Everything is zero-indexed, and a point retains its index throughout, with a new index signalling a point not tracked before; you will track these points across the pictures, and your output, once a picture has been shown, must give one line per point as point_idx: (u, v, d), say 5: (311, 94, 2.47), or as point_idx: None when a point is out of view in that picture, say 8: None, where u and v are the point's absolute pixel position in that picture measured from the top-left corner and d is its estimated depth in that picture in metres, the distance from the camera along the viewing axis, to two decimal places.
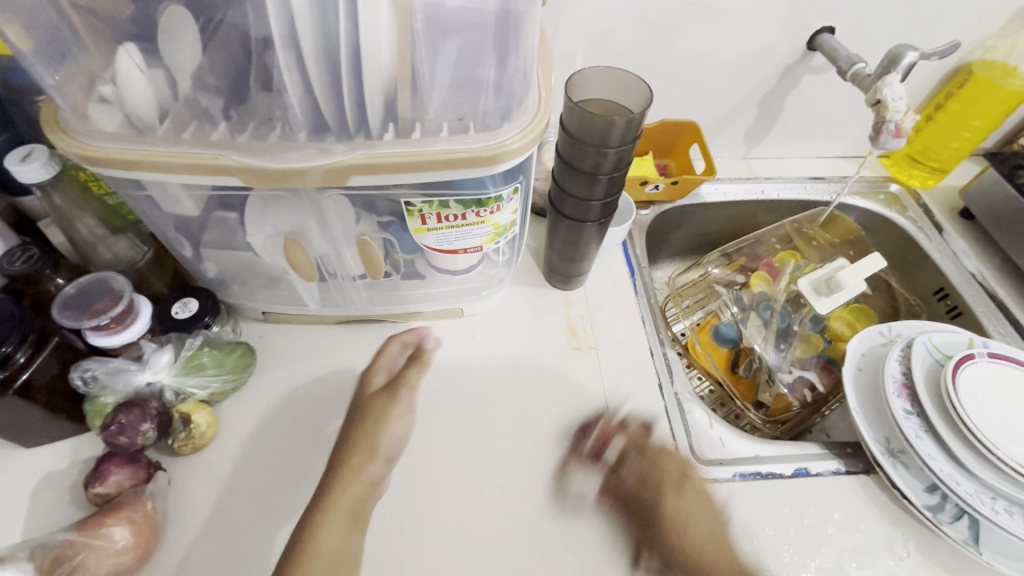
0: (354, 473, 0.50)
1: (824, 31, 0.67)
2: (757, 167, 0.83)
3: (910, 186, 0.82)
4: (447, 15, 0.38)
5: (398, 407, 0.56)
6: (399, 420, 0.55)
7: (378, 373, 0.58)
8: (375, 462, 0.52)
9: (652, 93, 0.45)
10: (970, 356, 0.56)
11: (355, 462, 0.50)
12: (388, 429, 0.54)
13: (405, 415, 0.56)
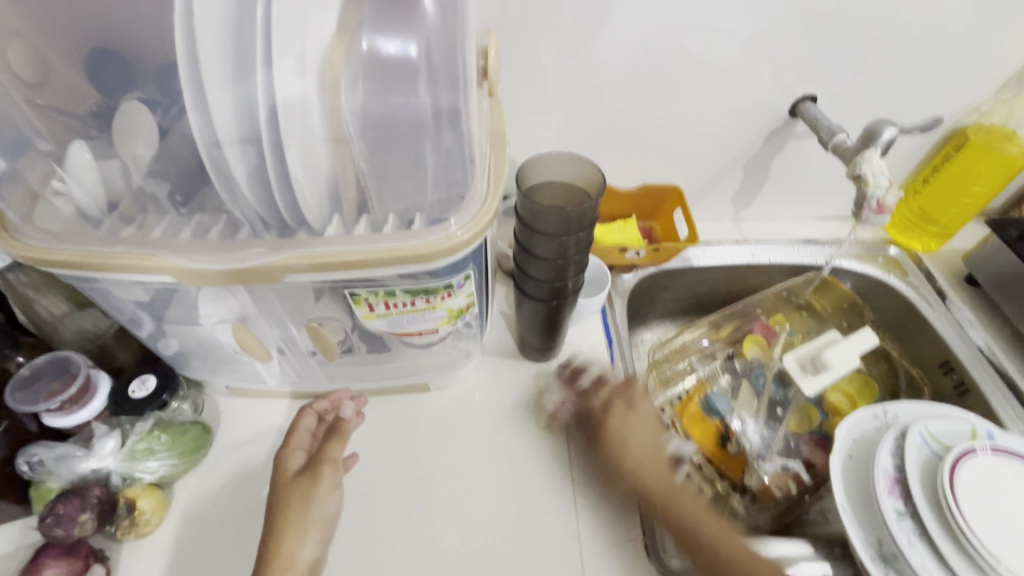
0: (287, 560, 0.45)
1: (806, 100, 0.66)
2: (747, 229, 0.81)
3: (911, 250, 0.78)
4: (385, 112, 0.38)
5: (324, 484, 0.50)
6: (325, 500, 0.50)
7: (295, 449, 0.52)
8: (309, 542, 0.48)
9: (606, 182, 0.44)
10: (970, 450, 0.51)
11: (284, 548, 0.46)
12: (316, 509, 0.49)
13: (332, 492, 0.50)
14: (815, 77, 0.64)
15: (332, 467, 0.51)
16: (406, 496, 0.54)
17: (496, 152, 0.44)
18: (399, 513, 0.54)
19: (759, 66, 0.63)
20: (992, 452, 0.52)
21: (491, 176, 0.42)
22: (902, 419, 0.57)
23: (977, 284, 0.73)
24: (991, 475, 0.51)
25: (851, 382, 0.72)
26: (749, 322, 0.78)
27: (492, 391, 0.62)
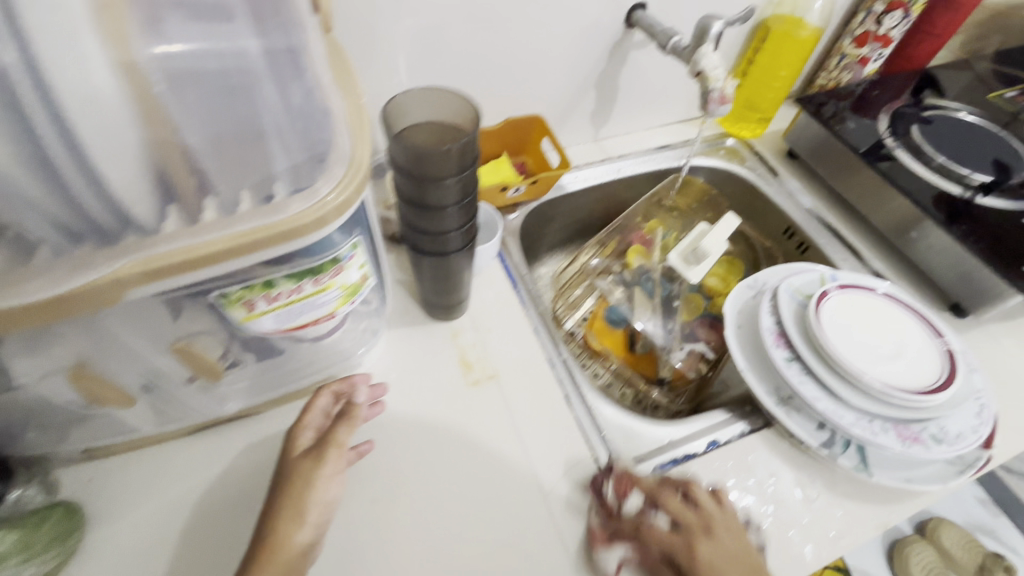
0: (280, 544, 0.41)
1: (638, 8, 0.67)
2: (609, 147, 0.84)
3: (743, 138, 0.88)
4: (197, 64, 0.31)
5: (327, 469, 0.45)
6: (330, 483, 0.46)
7: (306, 430, 0.48)
8: (304, 529, 0.43)
9: (478, 112, 0.41)
10: (824, 293, 0.61)
11: (278, 531, 0.42)
12: (316, 493, 0.45)
13: (334, 478, 0.46)
14: None
15: (339, 451, 0.46)
16: (350, 498, 0.50)
17: (349, 98, 0.38)
18: (346, 516, 0.49)
19: None
20: (839, 290, 0.62)
21: (353, 127, 0.37)
22: (770, 284, 0.65)
23: (797, 157, 0.84)
24: (842, 309, 0.60)
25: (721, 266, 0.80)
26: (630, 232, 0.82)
27: (408, 362, 0.58)
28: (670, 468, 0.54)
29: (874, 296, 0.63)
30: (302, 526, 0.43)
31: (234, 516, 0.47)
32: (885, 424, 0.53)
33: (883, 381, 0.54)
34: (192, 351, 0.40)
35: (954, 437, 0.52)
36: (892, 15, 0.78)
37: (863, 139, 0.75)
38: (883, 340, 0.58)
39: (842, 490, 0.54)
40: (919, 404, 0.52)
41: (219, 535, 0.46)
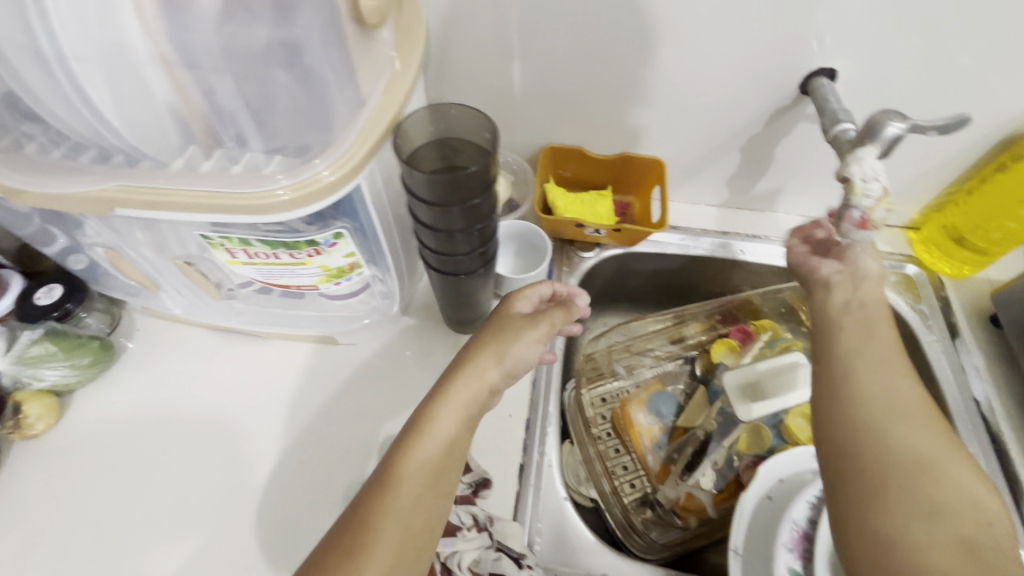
0: (477, 373, 0.44)
1: (823, 74, 0.54)
2: (740, 219, 0.71)
3: (934, 271, 0.66)
4: (197, 47, 0.33)
5: (535, 332, 0.48)
6: (528, 346, 0.47)
7: (523, 300, 0.50)
8: (499, 370, 0.45)
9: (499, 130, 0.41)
10: None
11: (478, 364, 0.45)
12: (518, 345, 0.47)
13: (535, 344, 0.48)
14: (838, 50, 0.52)
15: (548, 327, 0.48)
16: (288, 449, 0.54)
17: (390, 93, 0.40)
18: (275, 464, 0.53)
19: (770, 28, 0.51)
20: None
21: (374, 120, 0.39)
22: None
23: (998, 327, 0.61)
24: None
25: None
26: (729, 323, 0.71)
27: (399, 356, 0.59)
28: None
29: None
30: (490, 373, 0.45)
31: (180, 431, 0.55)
32: None
33: None
34: (188, 267, 0.49)
35: None
36: None
37: None
38: None
39: None
40: None
41: (157, 444, 0.54)
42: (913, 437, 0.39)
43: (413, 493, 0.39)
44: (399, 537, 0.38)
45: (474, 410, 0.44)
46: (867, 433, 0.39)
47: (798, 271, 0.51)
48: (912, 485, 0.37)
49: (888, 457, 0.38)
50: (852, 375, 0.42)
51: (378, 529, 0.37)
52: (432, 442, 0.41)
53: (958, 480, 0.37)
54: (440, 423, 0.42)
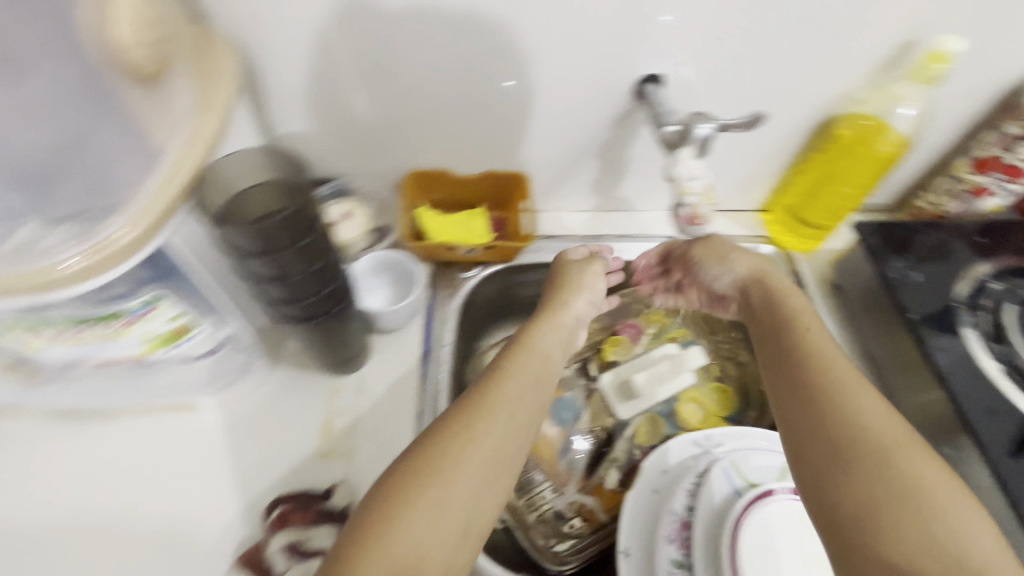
0: (541, 329, 0.52)
1: (650, 80, 0.57)
2: (612, 221, 0.74)
3: (786, 248, 0.71)
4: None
5: (587, 280, 0.58)
6: (580, 299, 0.57)
7: (575, 251, 0.63)
8: (559, 329, 0.54)
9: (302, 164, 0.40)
10: (768, 493, 0.47)
11: (542, 324, 0.53)
12: (574, 303, 0.56)
13: (592, 288, 0.58)
14: (659, 56, 0.55)
15: (599, 270, 0.60)
16: (153, 532, 0.50)
17: (193, 137, 0.38)
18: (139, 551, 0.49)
19: (594, 38, 0.54)
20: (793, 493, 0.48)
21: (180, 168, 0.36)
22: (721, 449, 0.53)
23: (841, 293, 0.67)
24: (782, 522, 0.47)
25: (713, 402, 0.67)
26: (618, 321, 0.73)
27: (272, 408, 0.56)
28: None
29: None
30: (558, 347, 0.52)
31: (30, 531, 0.50)
32: None
33: None
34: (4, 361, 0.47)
35: None
36: None
37: (926, 302, 0.57)
38: None
39: None
40: None
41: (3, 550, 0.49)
42: (885, 419, 0.39)
43: (496, 430, 0.42)
44: (480, 465, 0.39)
45: (543, 371, 0.48)
46: (880, 451, 0.37)
47: (697, 277, 0.58)
48: (886, 463, 0.36)
49: (852, 435, 0.38)
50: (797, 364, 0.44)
51: (468, 448, 0.40)
52: (519, 387, 0.45)
53: (925, 471, 0.36)
54: (521, 377, 0.46)
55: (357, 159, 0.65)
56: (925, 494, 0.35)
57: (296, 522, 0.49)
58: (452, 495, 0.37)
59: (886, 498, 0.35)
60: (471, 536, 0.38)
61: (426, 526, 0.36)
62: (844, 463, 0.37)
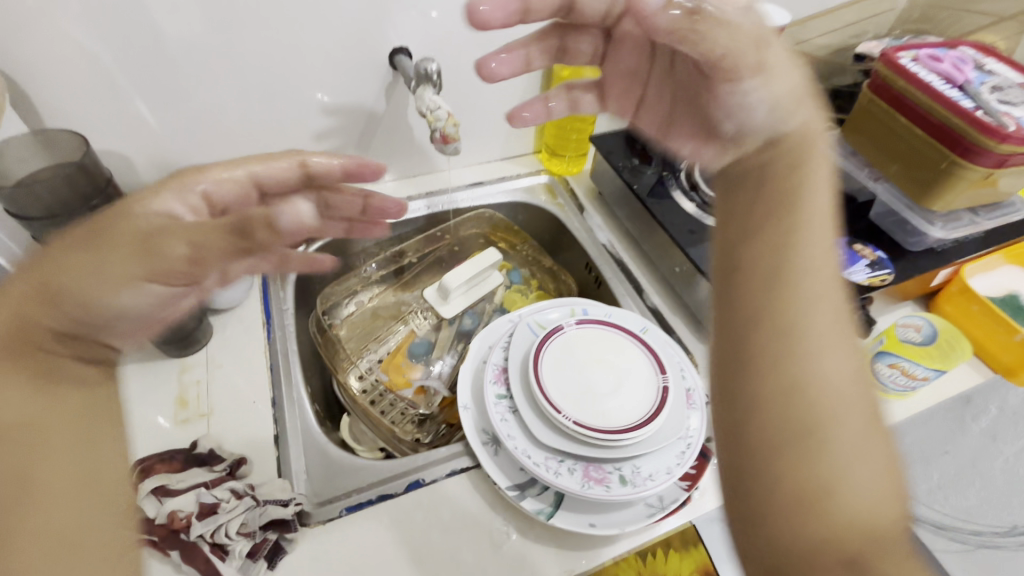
0: (77, 243, 0.34)
1: (400, 52, 0.71)
2: (418, 184, 0.88)
3: (558, 176, 0.92)
4: None
5: (92, 266, 0.33)
6: (101, 276, 0.34)
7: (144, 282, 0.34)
8: (83, 283, 0.33)
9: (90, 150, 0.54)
10: (558, 328, 0.62)
11: (34, 284, 0.33)
12: (100, 292, 0.34)
13: (90, 271, 0.34)
14: (398, 32, 0.71)
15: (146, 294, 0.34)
16: None
17: None
18: None
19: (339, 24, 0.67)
20: (578, 325, 0.63)
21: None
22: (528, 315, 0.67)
23: (603, 197, 0.87)
24: (573, 343, 0.61)
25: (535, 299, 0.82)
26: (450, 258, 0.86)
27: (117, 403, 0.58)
28: (356, 510, 0.52)
29: (617, 330, 0.63)
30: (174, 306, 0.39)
31: None
32: (574, 464, 0.52)
33: (578, 419, 0.53)
34: None
35: (643, 476, 0.52)
36: None
37: (641, 181, 0.77)
38: (604, 376, 0.58)
39: (536, 534, 0.51)
40: (610, 443, 0.52)
41: None
42: (839, 363, 0.30)
43: (56, 465, 0.31)
44: (87, 478, 0.32)
45: (22, 355, 0.32)
46: (819, 440, 0.28)
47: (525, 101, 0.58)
48: (828, 425, 0.28)
49: (805, 402, 0.29)
50: (756, 311, 0.31)
51: (38, 473, 0.30)
52: (0, 353, 0.31)
53: (854, 463, 0.28)
54: (114, 312, 0.34)
55: (159, 168, 0.71)
56: (830, 503, 0.27)
57: (162, 471, 0.51)
58: (50, 465, 0.31)
59: (803, 484, 0.27)
60: (109, 495, 0.32)
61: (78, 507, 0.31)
62: (786, 396, 0.29)
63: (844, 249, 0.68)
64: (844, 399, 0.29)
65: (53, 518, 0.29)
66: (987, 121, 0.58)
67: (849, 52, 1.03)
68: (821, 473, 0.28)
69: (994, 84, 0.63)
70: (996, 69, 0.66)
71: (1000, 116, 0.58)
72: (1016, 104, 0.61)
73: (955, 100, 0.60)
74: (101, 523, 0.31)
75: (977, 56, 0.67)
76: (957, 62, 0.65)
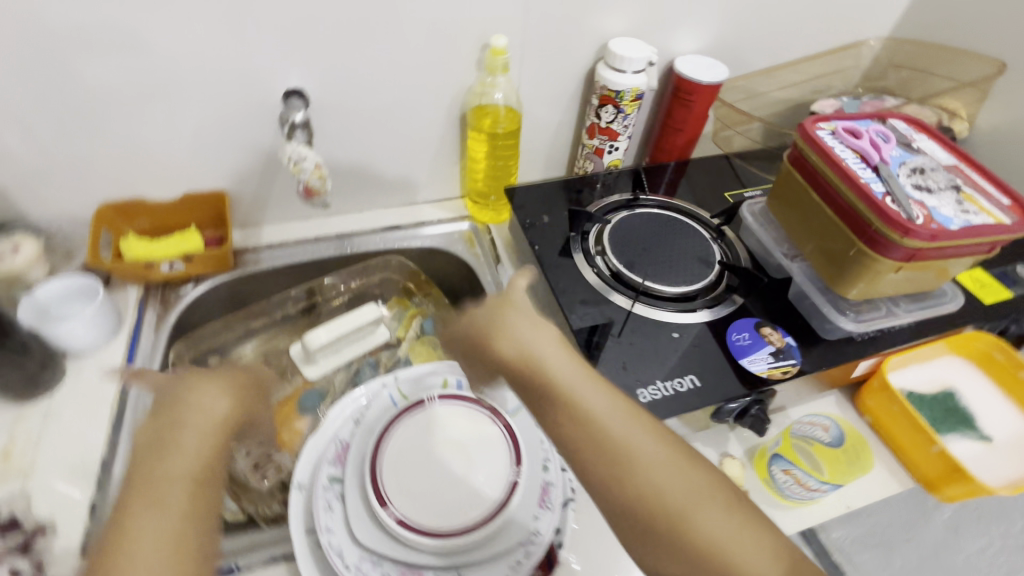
0: (201, 402, 0.53)
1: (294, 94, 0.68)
2: (331, 225, 0.84)
3: (482, 223, 0.87)
4: None
5: (192, 413, 0.51)
6: (182, 441, 0.49)
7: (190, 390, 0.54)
8: (188, 425, 0.50)
9: None
10: (419, 402, 0.56)
11: (137, 485, 0.45)
12: (183, 434, 0.49)
13: (179, 443, 0.49)
14: (293, 73, 0.68)
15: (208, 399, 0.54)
16: None
17: None
18: None
19: (227, 64, 0.65)
20: (444, 399, 0.57)
21: None
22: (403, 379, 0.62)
23: (522, 249, 0.82)
24: (433, 422, 0.55)
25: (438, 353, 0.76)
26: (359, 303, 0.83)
27: None
28: None
29: (487, 407, 0.57)
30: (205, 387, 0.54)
31: None
32: (389, 567, 0.48)
33: (404, 516, 0.49)
34: None
35: None
36: (606, 110, 0.78)
37: (545, 240, 0.72)
38: (455, 463, 0.53)
39: None
40: (430, 550, 0.48)
41: None
42: (659, 459, 0.43)
43: (202, 437, 0.50)
44: (181, 478, 0.46)
45: (196, 485, 0.47)
46: (676, 529, 0.41)
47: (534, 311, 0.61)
48: (671, 499, 0.42)
49: (651, 503, 0.42)
50: (629, 515, 0.42)
51: (184, 435, 0.49)
52: (179, 478, 0.46)
53: (704, 514, 0.41)
54: (188, 406, 0.52)
55: (40, 201, 0.69)
56: (705, 554, 0.40)
57: None
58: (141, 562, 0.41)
59: (696, 557, 0.40)
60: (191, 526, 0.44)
61: (161, 544, 0.42)
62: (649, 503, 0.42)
63: (749, 331, 0.62)
64: (677, 491, 0.42)
65: (162, 537, 0.42)
66: (891, 211, 0.52)
67: (806, 109, 0.97)
68: (705, 546, 0.41)
69: (915, 166, 0.57)
70: (925, 148, 0.60)
71: (908, 206, 0.53)
72: (933, 191, 0.55)
73: (864, 182, 0.55)
74: (196, 539, 0.44)
75: (907, 132, 0.62)
76: (879, 138, 0.60)
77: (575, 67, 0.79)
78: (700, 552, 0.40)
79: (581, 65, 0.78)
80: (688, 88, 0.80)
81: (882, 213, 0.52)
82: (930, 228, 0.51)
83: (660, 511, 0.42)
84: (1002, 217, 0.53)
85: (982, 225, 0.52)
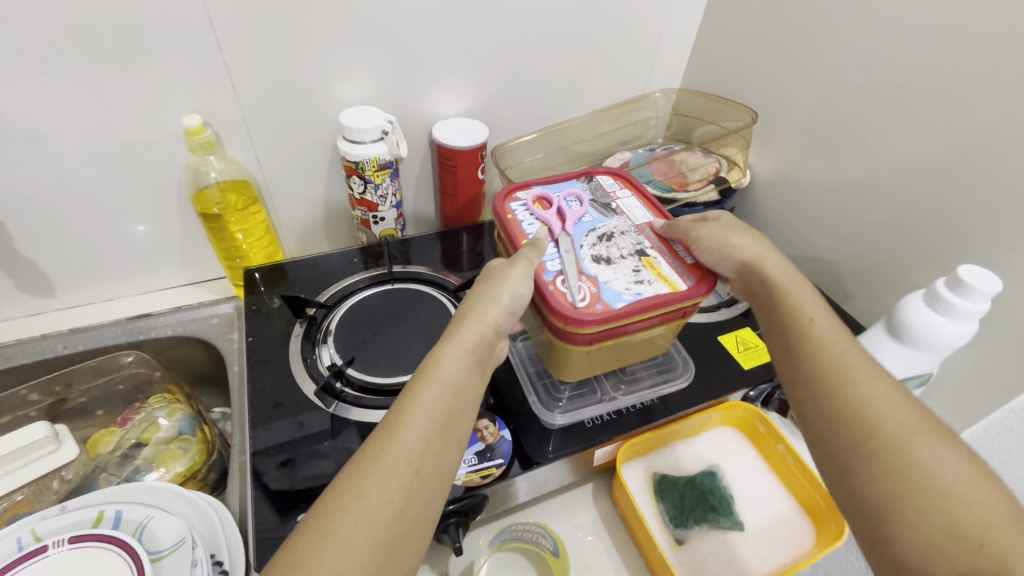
0: (426, 380, 0.41)
1: None
2: (69, 317, 0.77)
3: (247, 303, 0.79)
4: None
5: (419, 396, 0.40)
6: (370, 466, 0.36)
7: (469, 326, 0.44)
8: (426, 395, 0.40)
9: None
10: (39, 548, 0.49)
11: (331, 508, 0.35)
12: (419, 412, 0.39)
13: (409, 433, 0.38)
14: None
15: (454, 354, 0.43)
16: None
17: None
18: None
19: None
20: (76, 541, 0.49)
21: None
22: (68, 513, 0.53)
23: None
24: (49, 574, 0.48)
25: (187, 459, 0.67)
26: (104, 401, 0.73)
27: None
28: None
29: (121, 547, 0.49)
30: (474, 334, 0.44)
31: None
32: None
33: None
34: None
35: None
36: (353, 180, 0.73)
37: (262, 332, 0.66)
38: None
39: None
40: None
41: None
42: (889, 397, 0.41)
43: (457, 363, 0.42)
44: (362, 510, 0.35)
45: (416, 487, 0.37)
46: (877, 463, 0.38)
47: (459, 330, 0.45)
48: (902, 453, 0.38)
49: (877, 423, 0.40)
50: (855, 445, 0.40)
51: (403, 395, 0.40)
52: (389, 483, 0.36)
53: (925, 447, 0.38)
54: (422, 380, 0.41)
55: None
56: (910, 494, 0.37)
57: None
58: None
59: (895, 496, 0.37)
60: (428, 479, 0.38)
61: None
62: (876, 476, 0.38)
63: None
64: (894, 412, 0.40)
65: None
66: (555, 296, 0.46)
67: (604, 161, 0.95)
68: (929, 468, 0.37)
69: (603, 231, 0.53)
70: (624, 207, 0.57)
71: (574, 283, 0.48)
72: (614, 259, 0.51)
73: (539, 261, 0.49)
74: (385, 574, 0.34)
75: (611, 189, 0.59)
76: (572, 203, 0.56)
77: (318, 137, 0.74)
78: (907, 517, 0.36)
79: (322, 136, 0.74)
80: (446, 152, 0.76)
81: (546, 301, 0.46)
82: (597, 308, 0.46)
83: (881, 447, 0.39)
84: (680, 280, 0.50)
85: (653, 294, 0.48)
